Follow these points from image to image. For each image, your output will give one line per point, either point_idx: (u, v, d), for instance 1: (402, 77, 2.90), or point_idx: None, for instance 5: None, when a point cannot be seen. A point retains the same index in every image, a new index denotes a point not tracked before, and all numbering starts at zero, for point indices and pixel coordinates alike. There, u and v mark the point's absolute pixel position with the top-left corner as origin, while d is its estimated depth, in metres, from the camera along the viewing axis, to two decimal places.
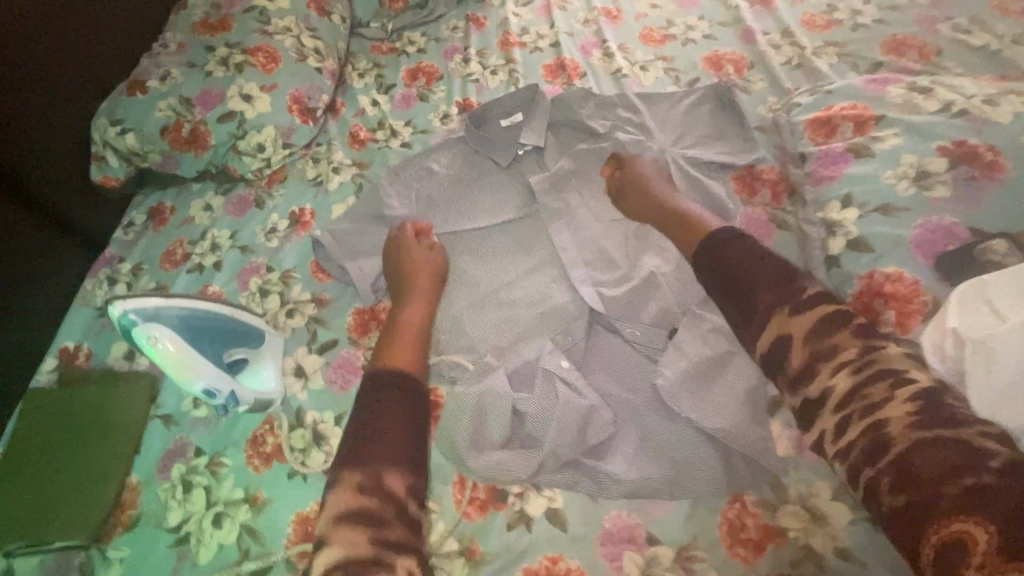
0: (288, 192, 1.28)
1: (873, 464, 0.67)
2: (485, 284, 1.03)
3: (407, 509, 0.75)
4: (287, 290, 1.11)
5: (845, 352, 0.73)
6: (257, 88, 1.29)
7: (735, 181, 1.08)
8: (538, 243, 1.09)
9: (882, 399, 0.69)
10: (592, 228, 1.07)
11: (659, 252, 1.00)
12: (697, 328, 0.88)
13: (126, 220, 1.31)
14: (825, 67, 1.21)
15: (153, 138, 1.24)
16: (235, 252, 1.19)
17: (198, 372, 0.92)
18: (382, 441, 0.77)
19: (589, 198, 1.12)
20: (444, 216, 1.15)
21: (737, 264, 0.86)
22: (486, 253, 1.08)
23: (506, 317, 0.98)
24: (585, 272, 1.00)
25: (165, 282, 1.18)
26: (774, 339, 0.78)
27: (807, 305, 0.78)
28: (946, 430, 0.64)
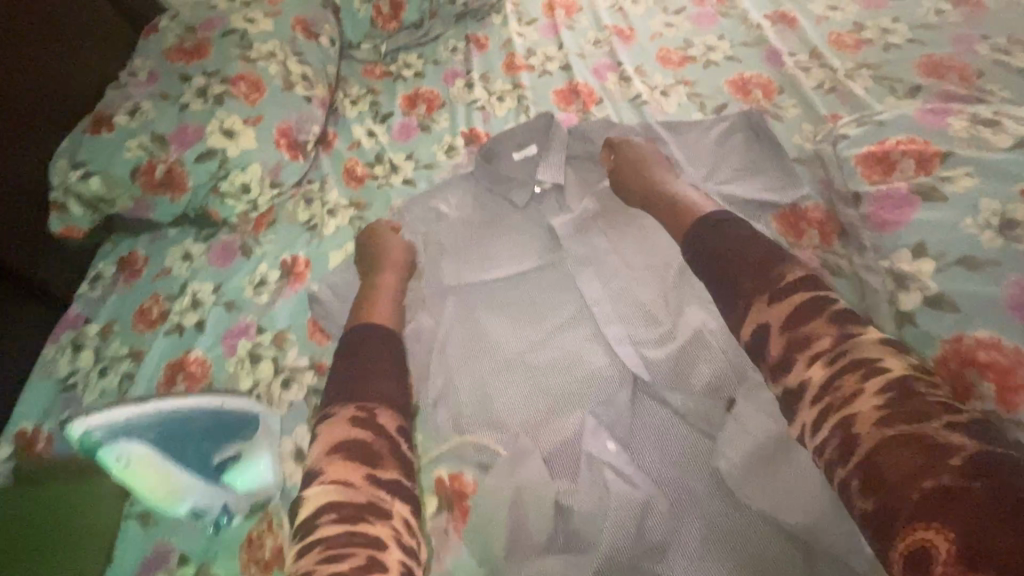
0: (279, 238, 1.14)
1: (842, 466, 0.65)
2: (509, 346, 0.92)
3: (400, 448, 0.79)
4: (281, 355, 0.98)
5: (819, 340, 0.72)
6: (240, 123, 1.16)
7: (778, 221, 0.99)
8: (564, 296, 0.97)
9: (852, 393, 0.68)
10: (626, 277, 0.96)
11: (704, 305, 0.90)
12: (757, 399, 0.79)
13: (93, 272, 1.16)
14: (862, 91, 1.12)
15: (121, 181, 1.10)
16: (220, 310, 1.05)
17: (181, 490, 0.81)
18: (365, 390, 0.82)
19: (620, 241, 1.01)
20: (452, 262, 1.03)
21: (726, 251, 0.84)
22: (508, 307, 0.97)
23: (534, 385, 0.87)
24: (622, 330, 0.90)
25: (139, 347, 1.03)
26: (755, 328, 0.78)
27: (785, 295, 0.77)
28: (911, 425, 0.63)
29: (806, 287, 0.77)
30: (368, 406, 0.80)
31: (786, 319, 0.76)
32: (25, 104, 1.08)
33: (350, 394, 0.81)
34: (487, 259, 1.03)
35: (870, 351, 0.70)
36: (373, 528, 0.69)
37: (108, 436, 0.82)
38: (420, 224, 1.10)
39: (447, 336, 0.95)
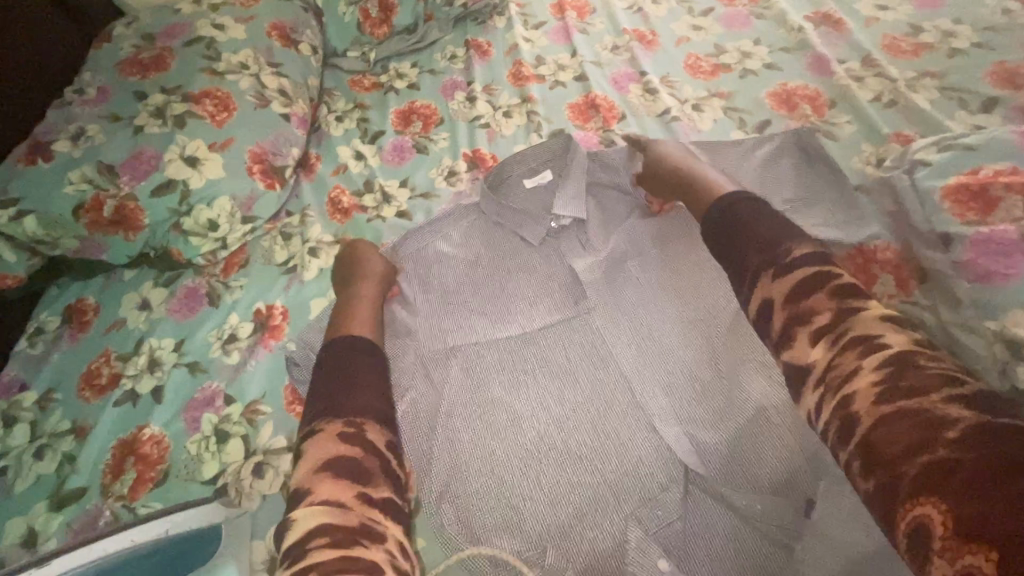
0: (252, 282, 0.98)
1: (843, 447, 0.59)
2: (530, 424, 0.78)
3: (392, 465, 0.67)
4: (253, 432, 0.82)
5: (819, 316, 0.65)
6: (205, 148, 0.99)
7: (844, 263, 0.83)
8: (592, 359, 0.83)
9: (850, 373, 0.61)
10: (669, 336, 0.82)
11: (762, 368, 0.76)
12: (842, 505, 0.64)
13: (33, 325, 0.99)
14: (929, 105, 0.97)
15: (63, 221, 0.93)
16: (182, 373, 0.89)
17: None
18: (345, 400, 0.69)
19: (661, 289, 0.86)
20: (460, 310, 0.88)
21: (736, 224, 0.76)
22: (526, 372, 0.82)
23: (564, 479, 0.73)
24: (666, 406, 0.76)
25: (83, 420, 0.87)
26: (759, 303, 0.70)
27: (793, 266, 0.69)
28: (909, 400, 0.56)
29: (817, 261, 0.69)
30: (355, 419, 0.68)
31: (789, 291, 0.68)
32: None
33: (330, 400, 0.69)
34: (502, 308, 0.88)
35: (872, 326, 0.62)
36: (367, 553, 0.57)
37: None
38: (416, 267, 0.93)
39: (454, 409, 0.79)
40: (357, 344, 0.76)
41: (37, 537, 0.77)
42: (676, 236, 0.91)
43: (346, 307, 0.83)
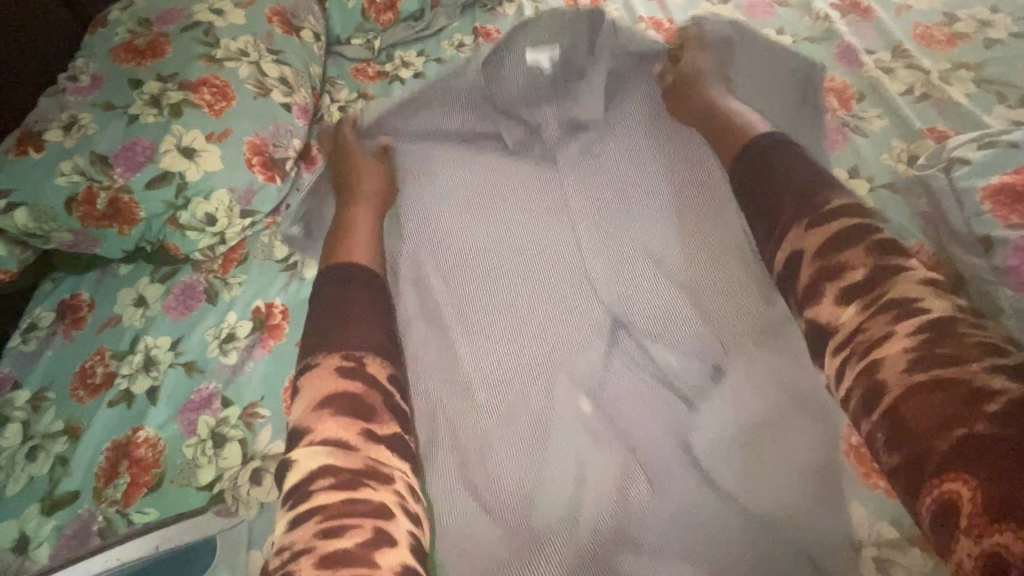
0: (252, 279, 0.94)
1: (868, 414, 0.59)
2: (487, 285, 0.83)
3: (396, 400, 0.65)
4: (251, 437, 0.78)
5: (851, 275, 0.63)
6: (202, 138, 0.95)
7: None
8: (553, 234, 0.87)
9: (881, 337, 0.59)
10: (658, 277, 0.80)
11: (706, 242, 0.81)
12: (751, 370, 0.72)
13: (27, 321, 0.96)
14: (964, 99, 0.91)
15: (55, 214, 0.90)
16: (177, 374, 0.86)
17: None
18: (346, 334, 0.67)
19: (661, 230, 0.84)
20: (452, 248, 0.86)
21: (766, 171, 0.75)
22: (490, 242, 0.87)
23: (506, 337, 0.79)
24: (610, 273, 0.82)
25: (76, 420, 0.84)
26: (788, 256, 0.69)
27: (825, 221, 0.67)
28: (945, 369, 0.55)
29: (851, 214, 0.66)
30: (357, 352, 0.66)
31: (822, 246, 0.66)
32: None
33: (333, 328, 0.68)
34: (482, 229, 0.88)
35: (911, 289, 0.60)
36: (375, 494, 0.57)
37: None
38: (416, 207, 0.91)
39: (437, 346, 0.79)
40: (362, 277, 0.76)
41: (27, 543, 0.74)
42: (688, 178, 0.87)
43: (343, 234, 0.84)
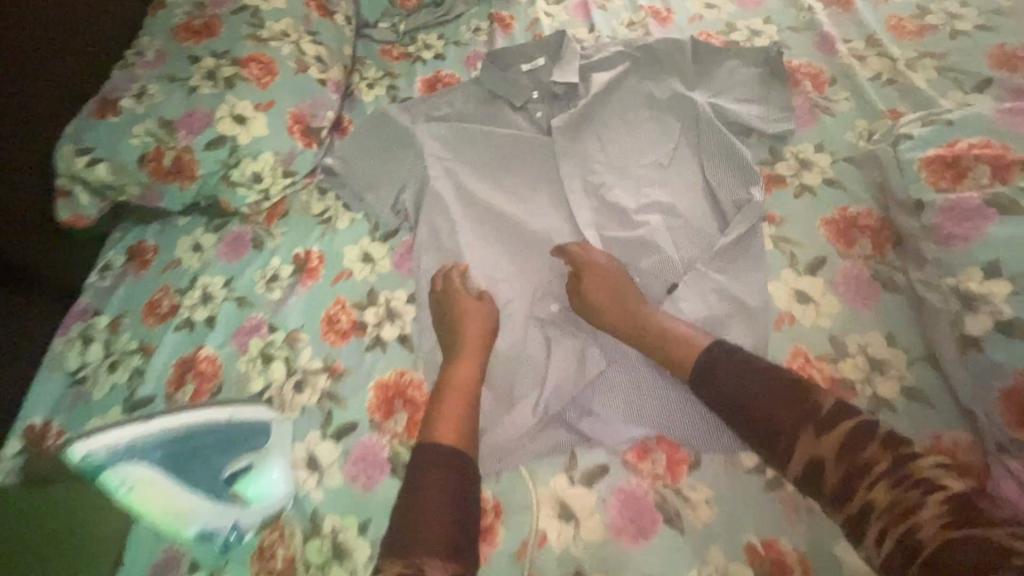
0: (292, 230, 1.09)
1: (909, 569, 0.59)
2: (488, 221, 1.00)
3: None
4: (294, 355, 0.94)
5: (878, 463, 0.64)
6: (252, 108, 1.10)
7: (827, 227, 0.90)
8: (546, 184, 1.04)
9: (911, 505, 0.60)
10: (627, 218, 0.96)
11: (667, 186, 0.98)
12: (697, 286, 0.86)
13: (102, 262, 1.12)
14: (924, 84, 1.02)
15: (129, 169, 1.05)
16: (230, 306, 1.02)
17: (191, 512, 0.79)
18: (407, 528, 0.66)
19: (638, 187, 0.98)
20: (459, 193, 1.03)
21: (743, 387, 0.72)
22: (493, 185, 1.04)
23: (501, 258, 0.97)
24: (591, 216, 0.97)
25: (148, 342, 1.00)
26: (806, 466, 0.67)
27: (833, 423, 0.67)
28: (976, 530, 0.57)
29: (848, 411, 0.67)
30: (415, 558, 0.64)
31: (839, 445, 0.66)
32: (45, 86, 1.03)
33: (399, 525, 0.67)
34: (488, 177, 1.05)
35: (930, 469, 0.62)
36: None
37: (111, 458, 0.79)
38: (430, 153, 1.07)
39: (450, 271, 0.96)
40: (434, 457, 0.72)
41: None
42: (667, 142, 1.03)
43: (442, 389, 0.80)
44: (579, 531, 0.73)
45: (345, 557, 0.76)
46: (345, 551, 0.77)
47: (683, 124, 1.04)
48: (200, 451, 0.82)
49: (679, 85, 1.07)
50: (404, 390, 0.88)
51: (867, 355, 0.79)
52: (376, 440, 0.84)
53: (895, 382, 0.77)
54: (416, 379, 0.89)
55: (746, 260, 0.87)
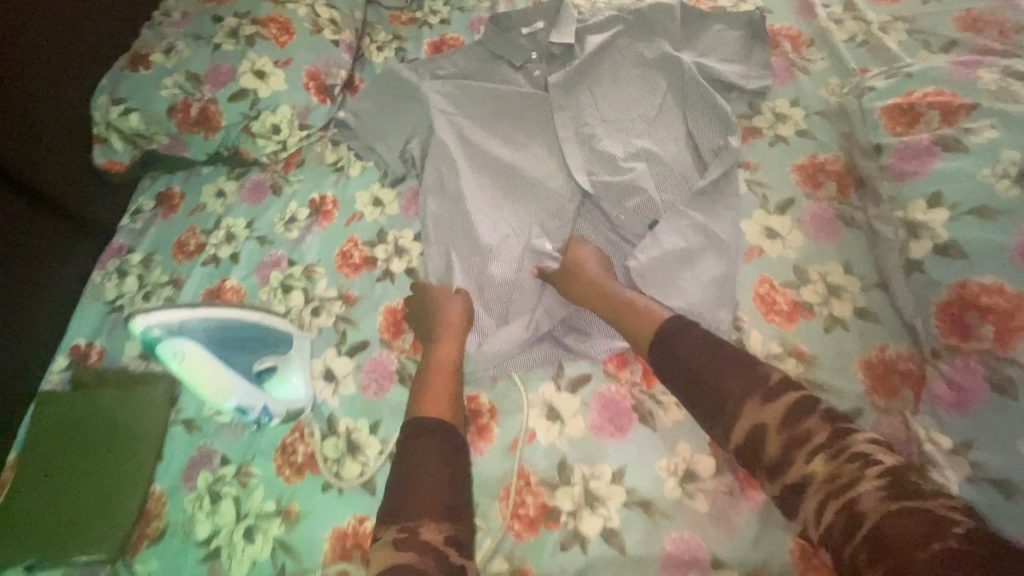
0: (308, 178, 1.18)
1: (849, 541, 0.61)
2: (489, 168, 1.09)
3: (449, 558, 0.68)
4: (311, 285, 1.04)
5: (817, 435, 0.67)
6: (271, 64, 1.18)
7: (797, 172, 0.99)
8: (543, 135, 1.12)
9: (852, 479, 0.64)
10: (616, 164, 1.04)
11: (651, 135, 1.07)
12: (675, 221, 0.94)
13: (133, 207, 1.22)
14: (895, 46, 1.09)
15: (159, 118, 1.14)
16: (253, 243, 1.11)
17: (230, 386, 0.85)
18: (405, 502, 0.71)
19: (626, 139, 1.07)
20: (462, 144, 1.12)
21: (696, 357, 0.76)
22: (494, 135, 1.13)
23: (501, 200, 1.05)
24: (582, 163, 1.05)
25: (179, 275, 1.10)
26: (749, 432, 0.70)
27: (777, 394, 0.71)
28: (911, 500, 0.60)
29: (793, 386, 0.72)
30: (409, 523, 0.69)
31: (783, 418, 0.69)
32: (86, 43, 1.14)
33: (394, 495, 0.72)
34: (489, 130, 1.13)
35: (865, 445, 0.66)
36: None
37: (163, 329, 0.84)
38: (436, 108, 1.15)
39: (453, 211, 1.05)
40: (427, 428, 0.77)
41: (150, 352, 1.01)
42: (654, 96, 1.11)
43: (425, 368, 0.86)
44: (564, 428, 0.84)
45: (358, 452, 0.87)
46: (358, 447, 0.87)
47: (669, 82, 1.11)
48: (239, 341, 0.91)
49: (667, 46, 1.14)
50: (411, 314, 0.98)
51: (825, 281, 0.88)
52: (386, 356, 0.94)
53: (848, 304, 0.86)
54: None
55: (719, 198, 0.97)
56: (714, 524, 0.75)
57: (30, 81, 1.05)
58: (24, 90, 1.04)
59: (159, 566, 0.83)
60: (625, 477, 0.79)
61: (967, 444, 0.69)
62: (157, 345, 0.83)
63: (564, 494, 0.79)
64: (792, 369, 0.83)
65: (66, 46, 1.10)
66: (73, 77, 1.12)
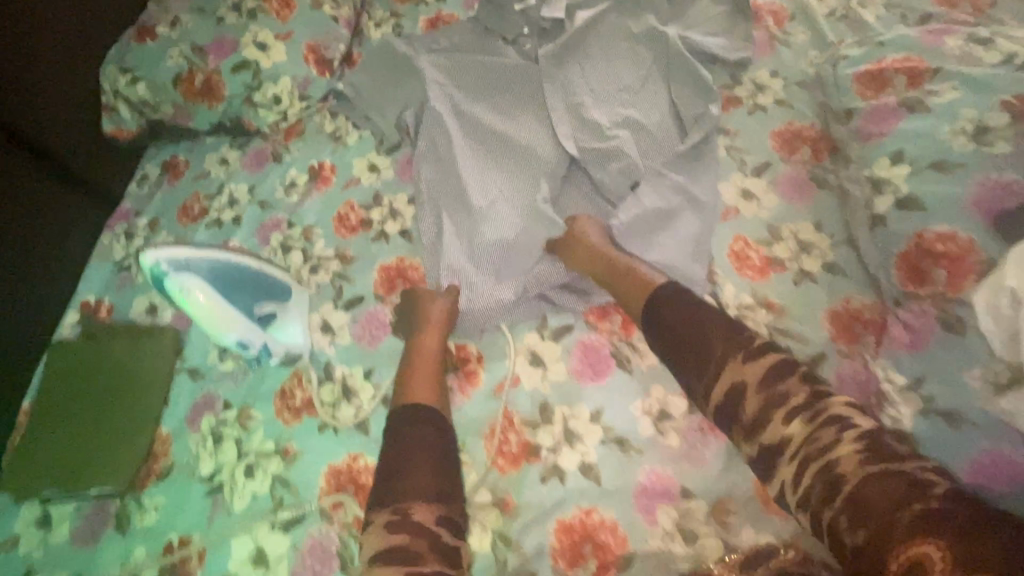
0: (307, 146, 1.23)
1: (827, 505, 0.62)
2: (482, 137, 1.12)
3: (444, 539, 0.70)
4: (309, 246, 1.09)
5: (795, 397, 0.67)
6: (272, 37, 1.22)
7: (774, 138, 1.03)
8: (532, 105, 1.15)
9: (830, 443, 0.64)
10: (602, 131, 1.07)
11: (635, 105, 1.11)
12: (657, 183, 0.99)
13: (139, 174, 1.26)
14: (873, 19, 1.11)
15: (165, 88, 1.19)
16: (254, 207, 1.16)
17: (232, 323, 0.91)
18: (393, 486, 0.72)
19: (610, 108, 1.11)
20: (456, 115, 1.15)
21: (683, 320, 0.77)
22: (487, 106, 1.16)
23: (494, 165, 1.08)
24: (569, 131, 1.08)
25: (184, 238, 1.15)
26: (728, 390, 0.70)
27: (758, 355, 0.70)
28: (890, 462, 0.61)
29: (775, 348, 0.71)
30: (400, 505, 0.71)
31: (761, 379, 0.69)
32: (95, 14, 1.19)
33: (383, 482, 0.73)
34: (483, 101, 1.17)
35: (843, 408, 0.66)
36: None
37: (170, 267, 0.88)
38: (430, 80, 1.19)
39: (447, 177, 1.08)
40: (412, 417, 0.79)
41: (156, 308, 1.06)
42: (640, 67, 1.14)
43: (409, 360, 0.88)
44: (546, 374, 0.89)
45: (352, 396, 0.92)
46: (352, 392, 0.93)
47: (654, 57, 1.14)
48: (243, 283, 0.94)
49: (652, 20, 1.17)
50: (404, 271, 1.03)
51: (797, 239, 0.93)
52: (381, 309, 0.99)
53: (818, 259, 0.91)
54: (413, 263, 1.03)
55: (700, 162, 1.01)
56: (684, 458, 0.80)
57: (43, 49, 1.09)
58: (38, 58, 1.08)
59: (165, 500, 0.88)
60: (603, 416, 0.84)
61: (919, 380, 0.74)
62: (164, 279, 0.88)
63: (545, 432, 0.84)
64: (762, 319, 0.88)
65: (77, 16, 1.15)
66: (83, 47, 1.17)
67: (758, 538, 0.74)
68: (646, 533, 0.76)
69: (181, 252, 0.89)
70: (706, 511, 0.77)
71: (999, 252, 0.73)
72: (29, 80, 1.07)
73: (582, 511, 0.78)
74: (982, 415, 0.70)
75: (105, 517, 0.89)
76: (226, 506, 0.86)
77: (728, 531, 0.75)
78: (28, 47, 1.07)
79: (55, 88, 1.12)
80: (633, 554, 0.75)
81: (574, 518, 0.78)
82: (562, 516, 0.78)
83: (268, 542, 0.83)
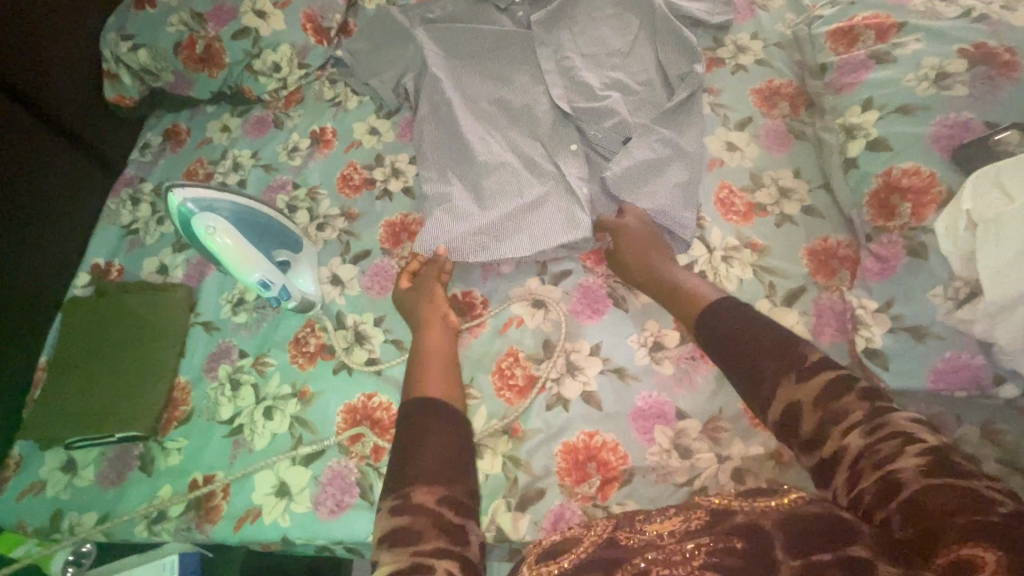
0: (307, 113, 1.25)
1: (880, 507, 0.59)
2: (483, 98, 1.15)
3: (446, 516, 0.67)
4: (315, 205, 1.13)
5: (853, 412, 0.64)
6: (270, 5, 1.22)
7: (755, 95, 1.09)
8: (526, 66, 1.18)
9: (890, 454, 0.60)
10: (597, 92, 1.10)
11: (625, 69, 1.15)
12: (647, 137, 1.02)
13: (142, 141, 1.28)
14: None
15: (166, 55, 1.20)
16: (258, 170, 1.19)
17: (255, 261, 0.91)
18: (404, 467, 0.70)
19: (600, 70, 1.14)
20: (455, 80, 1.17)
21: (732, 335, 0.76)
22: (485, 69, 1.19)
23: (494, 128, 1.12)
24: (563, 93, 1.11)
25: None
26: (785, 409, 0.68)
27: (813, 372, 0.68)
28: (953, 477, 0.56)
29: (831, 367, 0.69)
30: (404, 490, 0.68)
31: (818, 396, 0.66)
32: None
33: (397, 463, 0.71)
34: (481, 65, 1.20)
35: (907, 425, 0.62)
36: None
37: (197, 207, 0.89)
38: (427, 44, 1.19)
39: (450, 136, 1.11)
40: (428, 408, 0.76)
41: (167, 267, 1.09)
42: (628, 29, 1.16)
43: (417, 354, 0.87)
44: (548, 314, 0.95)
45: (365, 341, 0.97)
46: (365, 337, 0.97)
47: (642, 20, 1.16)
48: (263, 231, 0.96)
49: None
50: (408, 226, 1.07)
51: (777, 185, 1.00)
52: (387, 261, 1.04)
53: (797, 204, 0.98)
54: (417, 219, 1.08)
55: (686, 116, 1.06)
56: (678, 382, 0.87)
57: (40, 14, 1.10)
58: (39, 23, 1.10)
59: (187, 442, 0.93)
60: (602, 349, 0.90)
61: (889, 303, 0.81)
62: (191, 219, 0.89)
63: (548, 365, 0.90)
64: (746, 258, 0.95)
65: None
66: (79, 15, 1.17)
67: (747, 449, 0.82)
68: (645, 450, 0.83)
69: (209, 194, 0.90)
70: (699, 428, 0.84)
71: (958, 184, 0.81)
72: (31, 46, 1.09)
73: (585, 434, 0.85)
74: (944, 328, 0.77)
75: (131, 459, 0.93)
76: (248, 446, 0.91)
77: (719, 445, 0.82)
78: (30, 13, 1.08)
79: (55, 55, 1.13)
80: (633, 469, 0.82)
81: (578, 441, 0.84)
82: (566, 439, 0.85)
83: (290, 474, 0.88)
